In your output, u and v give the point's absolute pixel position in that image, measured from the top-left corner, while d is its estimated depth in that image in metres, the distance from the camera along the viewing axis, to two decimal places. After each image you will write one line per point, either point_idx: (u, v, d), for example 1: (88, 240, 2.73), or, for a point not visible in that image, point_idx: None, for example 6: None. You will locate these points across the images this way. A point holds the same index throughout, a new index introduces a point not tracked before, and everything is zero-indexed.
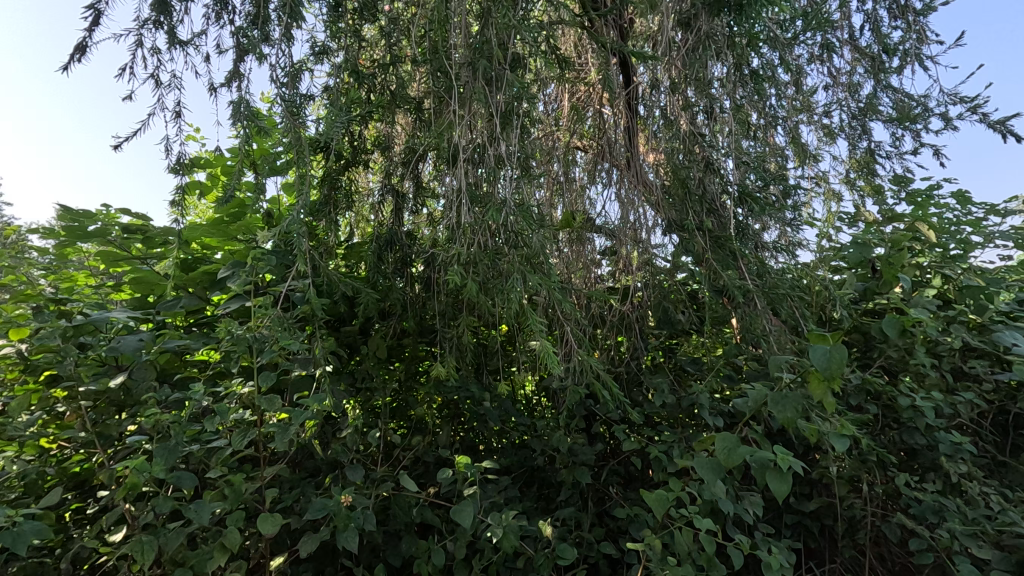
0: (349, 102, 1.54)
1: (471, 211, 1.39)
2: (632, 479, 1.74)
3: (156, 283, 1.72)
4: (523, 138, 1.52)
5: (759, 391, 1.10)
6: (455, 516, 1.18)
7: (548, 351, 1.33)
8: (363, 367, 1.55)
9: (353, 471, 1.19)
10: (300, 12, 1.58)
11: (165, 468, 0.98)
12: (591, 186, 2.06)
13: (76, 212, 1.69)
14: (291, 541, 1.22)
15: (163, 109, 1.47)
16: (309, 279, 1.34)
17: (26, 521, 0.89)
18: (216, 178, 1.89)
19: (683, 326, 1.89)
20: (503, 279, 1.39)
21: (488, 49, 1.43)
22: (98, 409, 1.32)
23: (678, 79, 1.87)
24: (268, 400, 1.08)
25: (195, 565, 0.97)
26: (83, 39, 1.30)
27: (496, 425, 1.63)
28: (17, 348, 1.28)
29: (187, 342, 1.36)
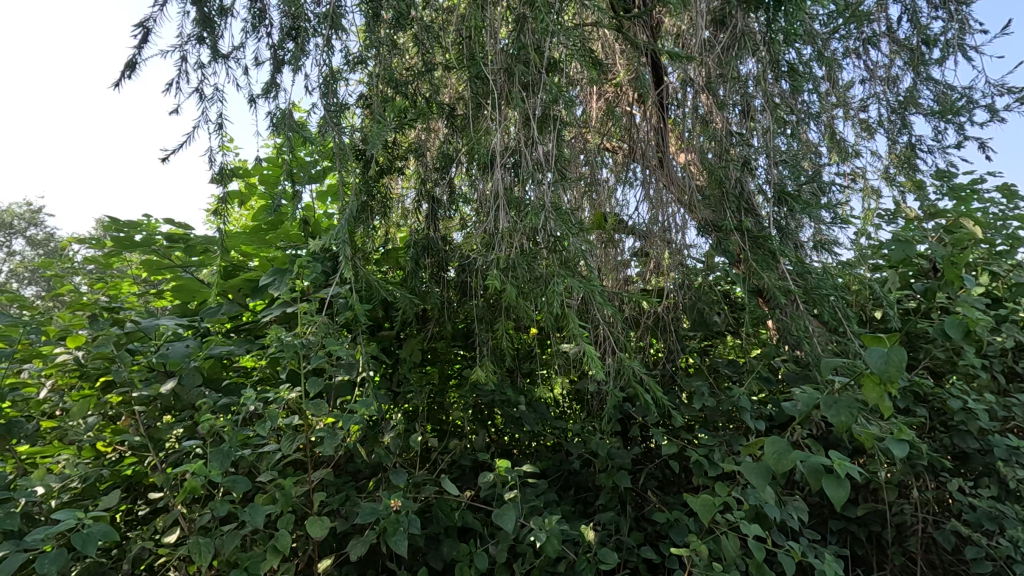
0: (386, 111, 1.57)
1: (508, 215, 1.39)
2: (670, 483, 1.73)
3: (197, 291, 1.78)
4: (560, 142, 1.52)
5: (811, 394, 1.06)
6: (497, 520, 1.19)
7: (590, 355, 1.32)
8: (401, 370, 1.57)
9: (397, 474, 1.20)
10: (341, 23, 1.63)
11: (221, 472, 1.00)
12: (617, 187, 2.04)
13: (122, 222, 1.76)
14: (337, 544, 1.24)
15: (206, 121, 1.53)
16: (352, 285, 1.37)
17: (94, 523, 0.90)
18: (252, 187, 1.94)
19: (720, 327, 1.89)
20: (543, 282, 1.40)
21: (525, 54, 1.45)
22: (148, 413, 1.36)
23: (713, 77, 1.84)
24: (315, 406, 1.10)
25: (249, 566, 0.99)
26: (133, 57, 1.38)
27: (532, 429, 1.64)
28: (74, 355, 1.32)
29: (231, 348, 1.40)
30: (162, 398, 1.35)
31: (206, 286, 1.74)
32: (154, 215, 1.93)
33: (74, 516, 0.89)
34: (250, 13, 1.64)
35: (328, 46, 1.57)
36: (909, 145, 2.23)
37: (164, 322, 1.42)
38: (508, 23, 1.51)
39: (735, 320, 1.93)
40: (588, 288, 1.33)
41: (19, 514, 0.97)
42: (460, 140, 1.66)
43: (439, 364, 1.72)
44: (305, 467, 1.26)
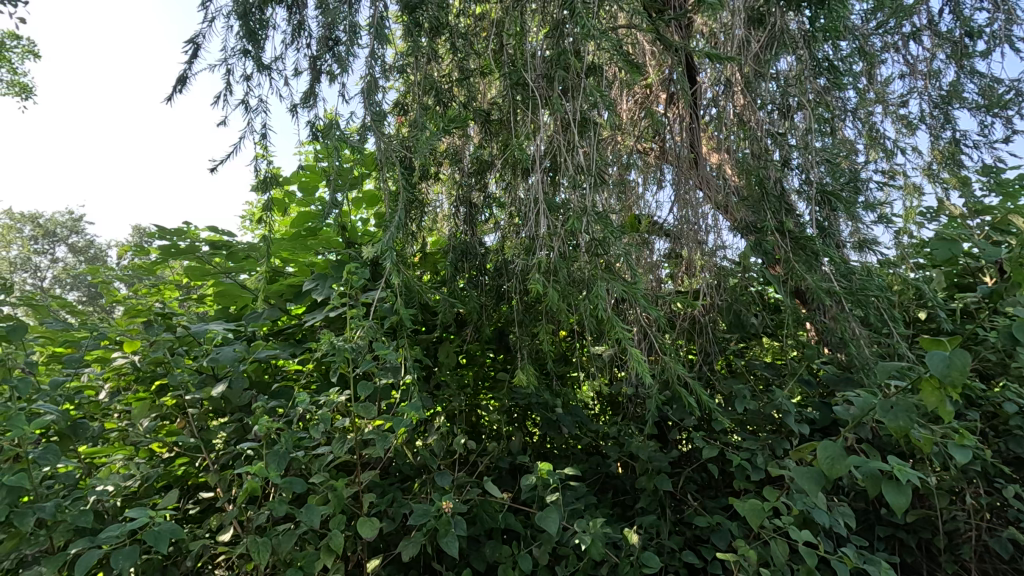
0: (425, 119, 1.59)
1: (548, 219, 1.40)
2: (709, 486, 1.71)
3: (239, 296, 1.87)
4: (598, 146, 1.53)
5: (866, 398, 1.03)
6: (541, 522, 1.19)
7: (635, 359, 1.32)
8: (440, 374, 1.59)
9: (441, 476, 1.22)
10: (386, 34, 1.58)
11: (278, 473, 1.03)
12: (648, 189, 2.03)
13: (169, 231, 1.79)
14: (383, 543, 1.26)
15: (251, 132, 1.59)
16: (396, 289, 1.39)
17: (164, 521, 0.94)
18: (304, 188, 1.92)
19: (757, 329, 1.88)
20: (586, 285, 1.41)
21: (565, 59, 1.46)
22: (200, 415, 1.41)
23: (751, 76, 1.82)
24: (365, 408, 1.13)
25: (304, 565, 1.02)
26: (183, 72, 1.48)
27: (570, 431, 1.64)
28: (130, 359, 1.37)
29: (277, 352, 1.43)
30: (213, 401, 1.38)
31: (248, 293, 1.82)
32: (193, 222, 1.95)
33: (146, 514, 0.92)
34: (290, 24, 1.68)
35: (375, 59, 1.56)
36: (953, 140, 2.16)
37: (214, 327, 1.45)
38: (545, 29, 1.52)
39: (773, 322, 1.90)
40: (631, 291, 1.34)
41: (91, 512, 1.02)
42: (495, 145, 1.68)
43: (475, 366, 1.74)
44: (352, 468, 1.28)
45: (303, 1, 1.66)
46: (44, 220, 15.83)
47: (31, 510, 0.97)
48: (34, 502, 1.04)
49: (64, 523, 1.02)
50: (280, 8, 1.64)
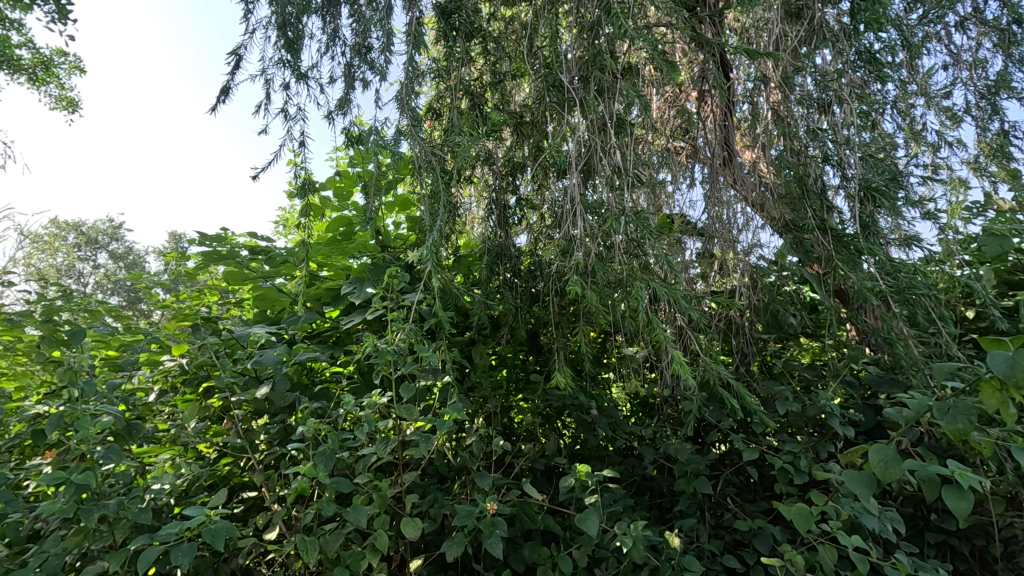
0: (461, 123, 1.61)
1: (586, 220, 1.40)
2: (748, 489, 1.69)
3: (276, 300, 1.88)
4: (634, 148, 1.53)
5: (921, 400, 1.00)
6: (581, 524, 1.18)
7: (676, 361, 1.30)
8: (475, 376, 1.60)
9: (481, 477, 1.22)
10: (423, 40, 1.60)
11: (326, 474, 1.05)
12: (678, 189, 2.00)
13: (211, 237, 1.84)
14: (424, 543, 1.28)
15: (290, 139, 1.63)
16: (434, 292, 1.41)
17: (219, 519, 0.97)
18: (348, 190, 1.92)
19: (795, 329, 1.84)
20: (625, 286, 1.40)
21: (601, 60, 1.46)
22: (245, 417, 1.44)
23: (789, 72, 1.79)
24: (408, 410, 1.15)
25: (350, 564, 1.04)
26: (227, 83, 1.56)
27: (606, 433, 1.64)
28: (179, 362, 1.42)
29: (317, 355, 1.46)
30: (257, 403, 1.41)
31: (285, 297, 1.84)
32: (231, 228, 1.99)
33: (203, 512, 0.95)
34: (324, 33, 1.71)
35: (413, 66, 1.59)
36: (1001, 132, 2.08)
37: (258, 330, 1.49)
38: (580, 30, 1.52)
39: (813, 322, 1.86)
40: (671, 292, 1.32)
41: (149, 509, 1.06)
42: (527, 147, 1.69)
43: (509, 368, 1.75)
44: (392, 468, 1.30)
45: (337, 10, 1.69)
46: (86, 228, 16.47)
47: (95, 506, 1.02)
48: (98, 499, 1.08)
49: (124, 520, 1.06)
50: (316, 17, 1.68)
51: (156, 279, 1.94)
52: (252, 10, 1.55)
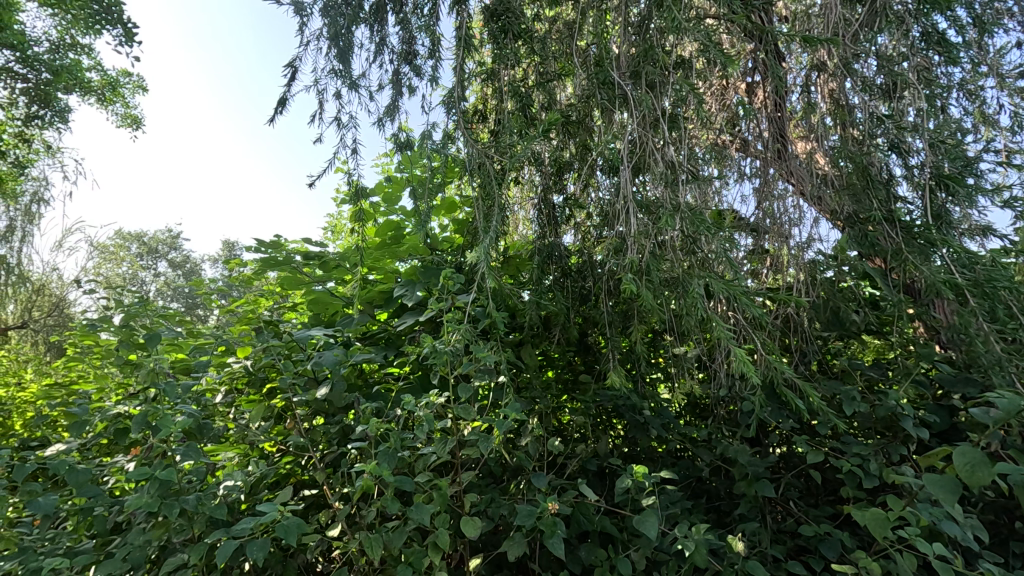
0: (510, 124, 1.61)
1: (639, 218, 1.38)
2: (811, 493, 1.62)
3: (329, 304, 1.94)
4: (687, 143, 1.50)
5: (1012, 400, 0.94)
6: (640, 526, 1.16)
7: (740, 360, 1.26)
8: (526, 376, 1.60)
9: (538, 478, 1.22)
10: (472, 44, 1.62)
11: (389, 472, 1.07)
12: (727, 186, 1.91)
13: (267, 244, 1.89)
14: (481, 542, 1.28)
15: (343, 147, 1.68)
16: (488, 293, 1.42)
17: (291, 515, 1.00)
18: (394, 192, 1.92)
19: (857, 327, 1.74)
20: (681, 284, 1.37)
21: (653, 55, 1.44)
22: (306, 417, 1.48)
23: (850, 58, 1.72)
24: (466, 410, 1.16)
25: (413, 561, 1.06)
26: (283, 95, 1.62)
27: (660, 434, 1.60)
28: (244, 363, 1.47)
29: (372, 356, 1.50)
30: (317, 403, 1.46)
31: (337, 301, 1.89)
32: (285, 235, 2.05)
33: (275, 508, 0.99)
34: (372, 42, 1.74)
35: (461, 69, 1.61)
36: None
37: (317, 333, 1.53)
38: (631, 27, 1.51)
39: (877, 319, 1.76)
40: (730, 288, 1.29)
41: (224, 505, 1.11)
42: (574, 147, 1.68)
43: (558, 368, 1.73)
44: (449, 468, 1.32)
45: (384, 18, 1.72)
46: (147, 239, 17.41)
47: (177, 501, 1.07)
48: (178, 494, 1.14)
49: (202, 516, 1.11)
50: (364, 26, 1.71)
51: (216, 285, 2.02)
52: (306, 23, 1.60)
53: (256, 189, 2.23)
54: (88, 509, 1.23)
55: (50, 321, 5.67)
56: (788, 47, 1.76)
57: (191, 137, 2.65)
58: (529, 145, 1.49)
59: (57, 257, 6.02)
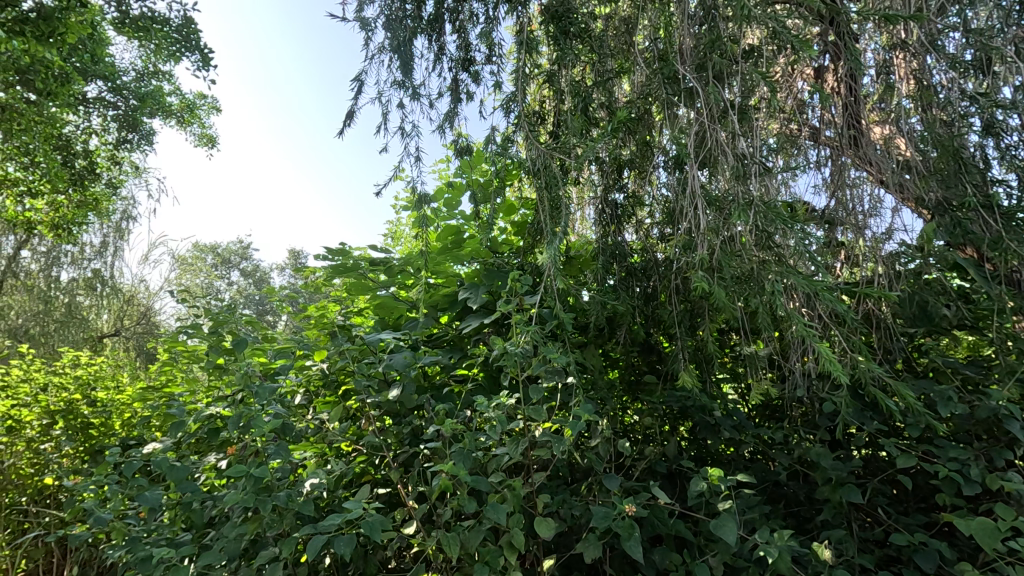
0: (572, 124, 1.61)
1: (707, 214, 1.35)
2: (899, 499, 1.53)
3: (394, 308, 1.98)
4: (756, 134, 1.45)
5: None
6: (717, 530, 1.13)
7: (825, 358, 1.20)
8: (591, 377, 1.56)
9: (609, 479, 1.21)
10: (534, 46, 1.63)
11: (465, 472, 1.09)
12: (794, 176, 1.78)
13: (336, 251, 1.96)
14: (553, 543, 1.29)
15: (408, 155, 1.73)
16: (556, 294, 1.43)
17: (373, 512, 1.04)
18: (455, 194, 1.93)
19: (950, 322, 1.57)
20: (756, 280, 1.32)
21: (720, 45, 1.41)
22: (380, 418, 1.53)
23: (933, 36, 1.65)
24: (537, 411, 1.17)
25: (489, 561, 1.07)
26: (351, 108, 1.69)
27: (734, 436, 1.55)
28: (321, 366, 1.54)
29: (440, 358, 1.53)
30: (390, 404, 1.50)
31: (402, 305, 1.93)
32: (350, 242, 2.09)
33: (359, 506, 1.03)
34: (431, 51, 1.77)
35: (521, 72, 1.63)
36: None
37: (387, 336, 1.58)
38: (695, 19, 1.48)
39: (970, 314, 1.57)
40: (810, 284, 1.23)
41: (310, 501, 1.16)
42: (635, 144, 1.66)
43: (623, 369, 1.71)
44: (519, 468, 1.33)
45: (442, 27, 1.76)
46: (221, 250, 18.54)
47: (269, 497, 1.13)
48: (269, 490, 1.21)
49: (290, 512, 1.17)
50: (422, 37, 1.73)
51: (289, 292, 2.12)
52: (371, 37, 1.65)
53: (323, 199, 2.32)
54: (187, 504, 1.32)
55: (140, 328, 6.19)
56: (860, 27, 1.66)
57: (262, 153, 2.79)
58: (593, 144, 1.48)
59: (145, 270, 6.47)
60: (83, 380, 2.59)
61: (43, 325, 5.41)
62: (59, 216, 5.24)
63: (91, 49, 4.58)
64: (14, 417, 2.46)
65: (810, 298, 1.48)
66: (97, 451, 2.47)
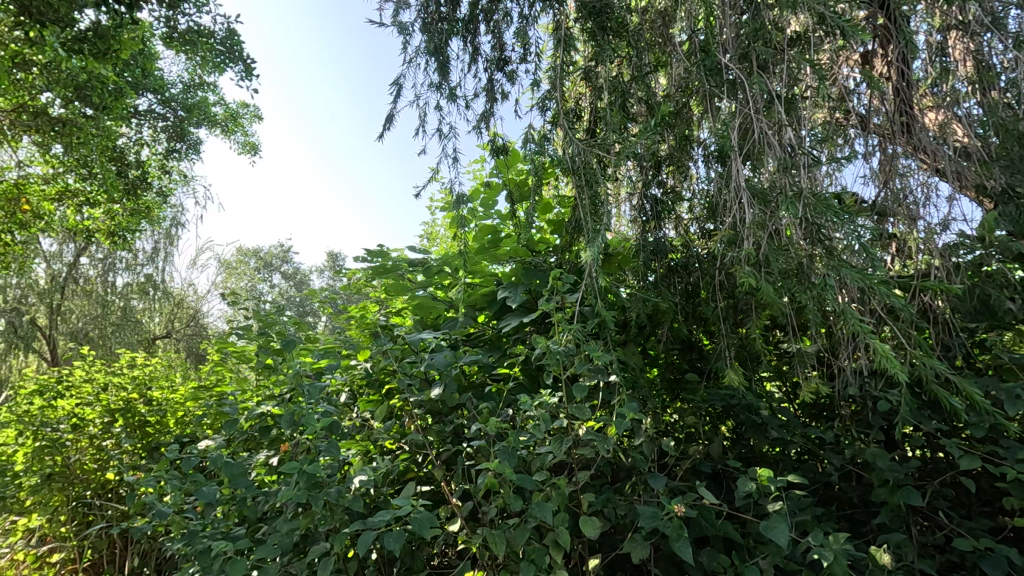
0: (613, 120, 1.60)
1: (754, 207, 1.32)
2: (961, 503, 1.46)
3: (431, 308, 2.01)
4: (803, 124, 1.41)
5: None
6: (768, 532, 1.10)
7: (882, 354, 1.15)
8: (633, 376, 1.54)
9: (654, 479, 1.19)
10: (572, 43, 1.63)
11: (510, 470, 1.10)
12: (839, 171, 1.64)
13: (375, 252, 2.00)
14: (598, 542, 1.28)
15: (445, 157, 1.75)
16: (597, 294, 1.42)
17: (420, 509, 1.06)
18: (490, 195, 1.94)
19: (1015, 316, 1.48)
20: (806, 275, 1.28)
21: (765, 34, 1.37)
22: (422, 417, 1.55)
23: (991, 16, 1.59)
24: (580, 409, 1.16)
25: (535, 559, 1.07)
26: (390, 111, 1.71)
27: (782, 436, 1.51)
28: (366, 366, 1.57)
29: (481, 357, 1.54)
30: (432, 403, 1.52)
31: (439, 305, 1.95)
32: (388, 243, 2.12)
33: (408, 503, 1.05)
34: (466, 53, 1.78)
35: (559, 70, 1.62)
36: None
37: (429, 335, 1.60)
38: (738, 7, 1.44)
39: None
40: (865, 278, 1.19)
41: (359, 498, 1.19)
42: (674, 138, 1.63)
43: (663, 368, 1.69)
44: (562, 468, 1.32)
45: (476, 28, 1.75)
46: (263, 254, 19.15)
47: (321, 493, 1.16)
48: (320, 487, 1.24)
49: (340, 508, 1.19)
50: (456, 39, 1.75)
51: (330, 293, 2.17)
52: (409, 41, 1.68)
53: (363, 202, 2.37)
54: (241, 499, 1.36)
55: (189, 330, 6.78)
56: (911, 8, 1.59)
57: None
58: (633, 139, 1.46)
59: (193, 275, 6.88)
60: (139, 380, 2.76)
61: (103, 328, 5.96)
62: (116, 224, 5.49)
63: (142, 64, 4.78)
64: (79, 416, 2.59)
65: (862, 293, 1.42)
66: (154, 447, 2.59)
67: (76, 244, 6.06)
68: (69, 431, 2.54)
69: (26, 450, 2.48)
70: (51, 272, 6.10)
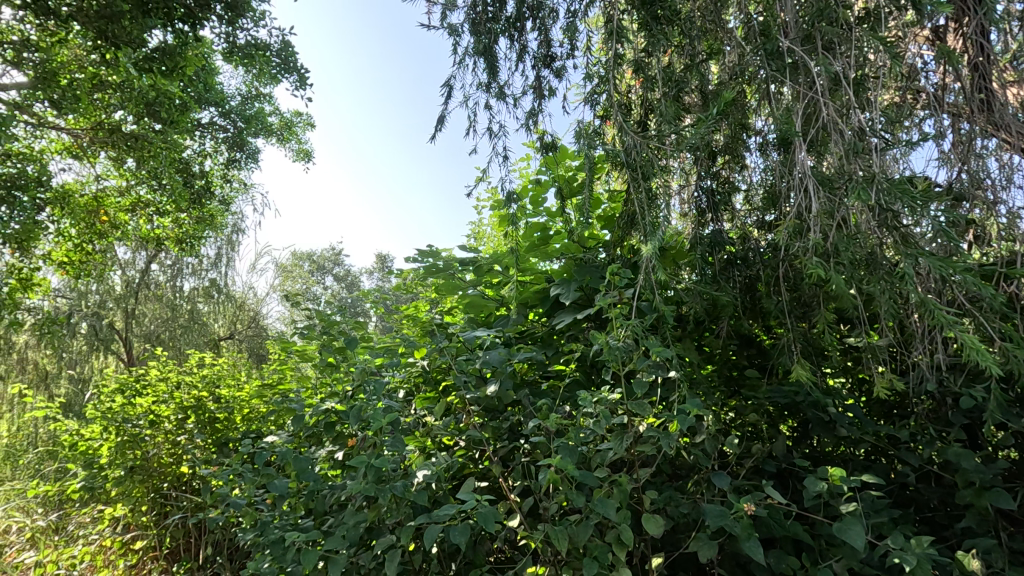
0: (667, 111, 1.57)
1: (821, 195, 1.26)
2: None
3: (483, 306, 2.02)
4: (871, 106, 1.34)
5: None
6: (841, 534, 1.05)
7: (967, 346, 1.08)
8: (692, 372, 1.51)
9: (718, 478, 1.16)
10: (623, 35, 1.61)
11: (571, 467, 1.09)
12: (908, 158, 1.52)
13: (427, 252, 2.03)
14: (660, 541, 1.26)
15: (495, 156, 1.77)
16: (654, 288, 1.39)
17: (484, 503, 1.07)
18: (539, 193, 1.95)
19: None
20: (879, 263, 1.22)
21: (830, 13, 1.31)
22: (478, 414, 1.56)
23: None
24: (641, 405, 1.15)
25: (599, 556, 1.07)
26: (441, 113, 1.74)
27: (853, 434, 1.44)
28: (423, 364, 1.61)
29: (535, 355, 1.54)
30: (488, 400, 1.53)
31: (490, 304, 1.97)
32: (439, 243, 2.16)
33: (471, 498, 1.07)
34: (513, 51, 1.78)
35: (610, 63, 1.60)
36: None
37: (484, 333, 1.61)
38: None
39: None
40: (946, 265, 1.12)
41: (423, 492, 1.21)
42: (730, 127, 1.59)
43: (722, 364, 1.64)
44: (621, 465, 1.31)
45: (523, 26, 1.76)
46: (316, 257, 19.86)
47: (387, 487, 1.19)
48: (385, 481, 1.27)
49: (404, 503, 1.22)
50: (503, 38, 1.76)
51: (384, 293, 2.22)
52: (458, 43, 1.70)
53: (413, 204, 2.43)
54: (310, 493, 1.41)
55: (249, 331, 7.20)
56: None
57: None
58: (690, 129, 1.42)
59: (254, 279, 7.34)
60: (209, 379, 2.91)
61: (173, 331, 6.27)
62: (184, 232, 5.79)
63: (205, 79, 5.03)
64: (155, 412, 2.74)
65: (940, 283, 1.33)
66: (224, 442, 2.71)
67: (149, 252, 6.40)
68: (147, 427, 2.70)
69: (110, 444, 2.65)
70: (126, 278, 6.32)
